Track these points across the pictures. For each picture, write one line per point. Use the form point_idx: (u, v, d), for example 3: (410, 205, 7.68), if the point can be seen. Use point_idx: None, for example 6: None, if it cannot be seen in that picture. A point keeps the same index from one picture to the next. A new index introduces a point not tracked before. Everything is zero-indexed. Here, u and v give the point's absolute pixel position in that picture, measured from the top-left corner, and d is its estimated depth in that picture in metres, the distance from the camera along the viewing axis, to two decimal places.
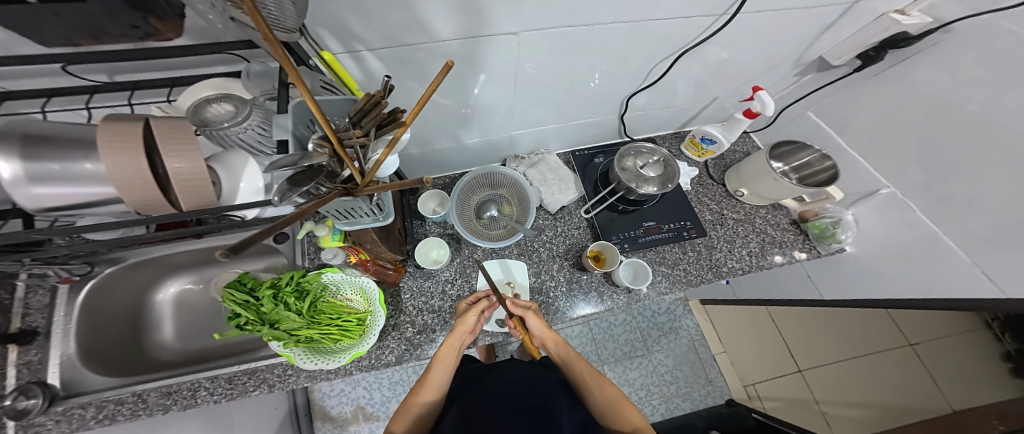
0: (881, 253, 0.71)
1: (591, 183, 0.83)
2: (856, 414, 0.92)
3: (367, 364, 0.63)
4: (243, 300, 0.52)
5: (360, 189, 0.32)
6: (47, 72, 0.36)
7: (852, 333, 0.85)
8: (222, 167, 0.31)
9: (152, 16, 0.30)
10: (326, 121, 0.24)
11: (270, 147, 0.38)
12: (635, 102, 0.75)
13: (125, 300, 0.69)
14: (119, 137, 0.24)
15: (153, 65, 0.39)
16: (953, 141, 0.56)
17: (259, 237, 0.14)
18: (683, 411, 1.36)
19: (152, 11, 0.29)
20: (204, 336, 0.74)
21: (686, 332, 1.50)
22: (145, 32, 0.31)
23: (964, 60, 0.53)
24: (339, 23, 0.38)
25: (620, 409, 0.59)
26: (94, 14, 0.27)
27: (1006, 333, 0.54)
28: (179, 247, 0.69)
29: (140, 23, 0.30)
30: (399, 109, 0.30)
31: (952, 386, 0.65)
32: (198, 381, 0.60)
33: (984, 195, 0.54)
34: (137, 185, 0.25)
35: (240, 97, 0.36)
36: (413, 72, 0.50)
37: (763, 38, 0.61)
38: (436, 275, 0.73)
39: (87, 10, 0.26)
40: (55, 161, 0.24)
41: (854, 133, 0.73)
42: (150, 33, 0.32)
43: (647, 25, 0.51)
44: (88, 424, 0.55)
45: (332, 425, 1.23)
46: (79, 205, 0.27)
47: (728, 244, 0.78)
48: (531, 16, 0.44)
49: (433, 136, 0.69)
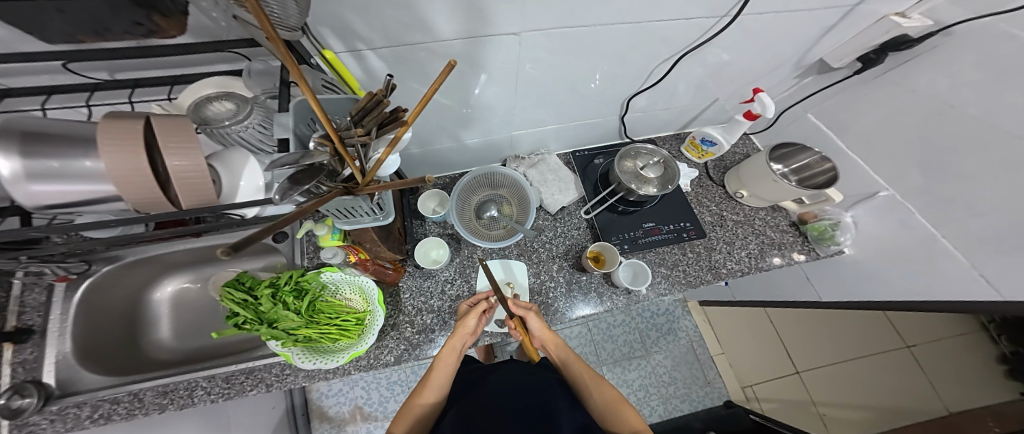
0: (880, 256, 0.72)
1: (591, 184, 0.83)
2: (854, 416, 0.92)
3: (365, 364, 0.63)
4: (242, 299, 0.52)
5: (361, 188, 0.32)
6: (47, 70, 0.36)
7: (850, 334, 0.85)
8: (222, 165, 0.31)
9: (155, 13, 0.30)
10: (327, 119, 0.24)
11: (271, 145, 0.38)
12: (635, 104, 0.75)
13: (122, 299, 0.68)
14: (119, 133, 0.24)
15: (154, 63, 0.39)
16: (952, 144, 0.57)
17: (260, 236, 0.14)
18: (681, 412, 1.37)
19: (155, 9, 0.29)
20: (201, 335, 0.73)
21: (684, 334, 1.50)
22: (148, 30, 0.31)
23: (963, 63, 0.53)
24: (342, 22, 0.38)
25: (620, 412, 0.59)
26: (97, 10, 0.27)
27: (1003, 335, 0.54)
28: (178, 246, 0.68)
29: (144, 20, 0.29)
30: (400, 109, 0.30)
31: (949, 387, 0.66)
32: (195, 380, 0.60)
33: (983, 199, 0.54)
34: (137, 183, 0.25)
35: (241, 95, 0.36)
36: (415, 72, 0.50)
37: (765, 40, 0.61)
38: (436, 275, 0.73)
39: (90, 6, 0.26)
40: (54, 159, 0.24)
41: (853, 136, 0.74)
42: (153, 30, 0.31)
43: (648, 26, 0.51)
44: (84, 424, 0.55)
45: (330, 425, 1.22)
46: (79, 203, 0.26)
47: (727, 246, 0.78)
48: (533, 16, 0.44)
49: (433, 135, 0.69)
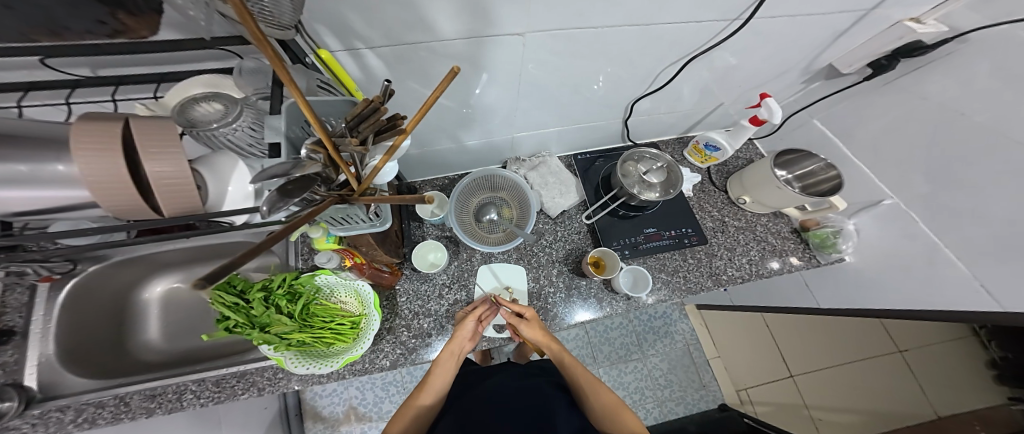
0: (881, 263, 0.72)
1: (592, 187, 0.82)
2: (845, 420, 0.92)
3: (360, 368, 0.62)
4: (232, 303, 0.50)
5: (357, 196, 0.30)
6: (24, 65, 0.34)
7: (846, 341, 0.85)
8: (208, 170, 0.29)
9: (121, 10, 0.27)
10: (320, 124, 0.22)
11: (261, 150, 0.36)
12: (639, 107, 0.74)
13: (107, 300, 0.66)
14: (97, 137, 0.22)
15: (138, 59, 0.37)
16: (962, 153, 0.56)
17: (245, 258, 0.13)
18: (675, 415, 1.37)
19: (122, 6, 0.26)
20: (191, 337, 0.71)
21: (681, 336, 1.51)
22: (114, 29, 0.28)
23: (977, 72, 0.53)
24: (339, 19, 0.36)
25: (618, 416, 0.58)
26: (49, 4, 0.23)
27: (993, 341, 0.56)
28: (168, 245, 0.66)
29: (107, 18, 0.26)
30: (399, 116, 0.29)
31: (938, 391, 0.67)
32: (185, 383, 0.58)
33: (987, 210, 0.54)
34: (112, 189, 0.23)
35: (230, 96, 0.34)
36: (415, 73, 0.48)
37: (776, 44, 0.60)
38: (434, 278, 0.71)
39: (42, 1, 0.23)
40: (23, 162, 0.22)
41: (859, 143, 0.73)
42: (120, 29, 0.28)
43: (657, 29, 0.49)
44: (67, 428, 0.54)
45: (323, 426, 1.21)
46: (56, 208, 0.25)
47: (727, 252, 0.77)
48: (538, 18, 0.42)
49: (432, 136, 0.68)
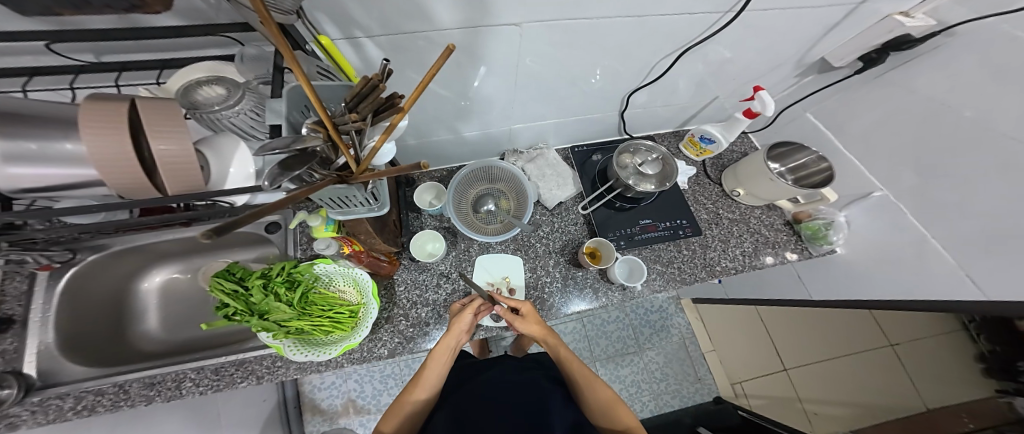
0: (870, 258, 0.74)
1: (590, 179, 0.83)
2: (834, 412, 0.95)
3: (359, 357, 0.62)
4: (232, 290, 0.52)
5: (354, 176, 0.31)
6: (30, 51, 0.34)
7: (843, 333, 0.83)
8: (211, 151, 0.30)
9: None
10: (322, 107, 0.22)
11: (262, 132, 0.37)
12: (634, 100, 0.75)
13: (108, 288, 0.67)
14: (104, 116, 0.23)
15: (142, 46, 0.37)
16: (951, 145, 0.57)
17: (246, 219, 0.13)
18: (671, 408, 1.39)
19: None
20: (190, 326, 0.72)
21: (677, 331, 1.52)
22: (131, 3, 0.29)
23: (962, 65, 0.54)
24: (339, 7, 0.37)
25: (614, 410, 0.59)
26: None
27: (981, 334, 0.55)
28: (168, 234, 0.67)
29: None
30: (398, 95, 0.29)
31: (931, 386, 0.65)
32: (184, 371, 0.59)
33: (974, 202, 0.55)
34: (120, 168, 0.24)
35: (233, 80, 0.35)
36: (413, 62, 0.49)
37: (767, 37, 0.61)
38: (432, 268, 0.72)
39: None
40: (32, 140, 0.23)
41: (851, 136, 0.75)
42: (137, 4, 0.29)
43: (653, 20, 0.50)
44: (66, 415, 0.54)
45: (322, 418, 1.22)
46: (63, 186, 0.26)
47: (722, 244, 0.79)
48: (533, 8, 0.43)
49: (430, 127, 0.68)
